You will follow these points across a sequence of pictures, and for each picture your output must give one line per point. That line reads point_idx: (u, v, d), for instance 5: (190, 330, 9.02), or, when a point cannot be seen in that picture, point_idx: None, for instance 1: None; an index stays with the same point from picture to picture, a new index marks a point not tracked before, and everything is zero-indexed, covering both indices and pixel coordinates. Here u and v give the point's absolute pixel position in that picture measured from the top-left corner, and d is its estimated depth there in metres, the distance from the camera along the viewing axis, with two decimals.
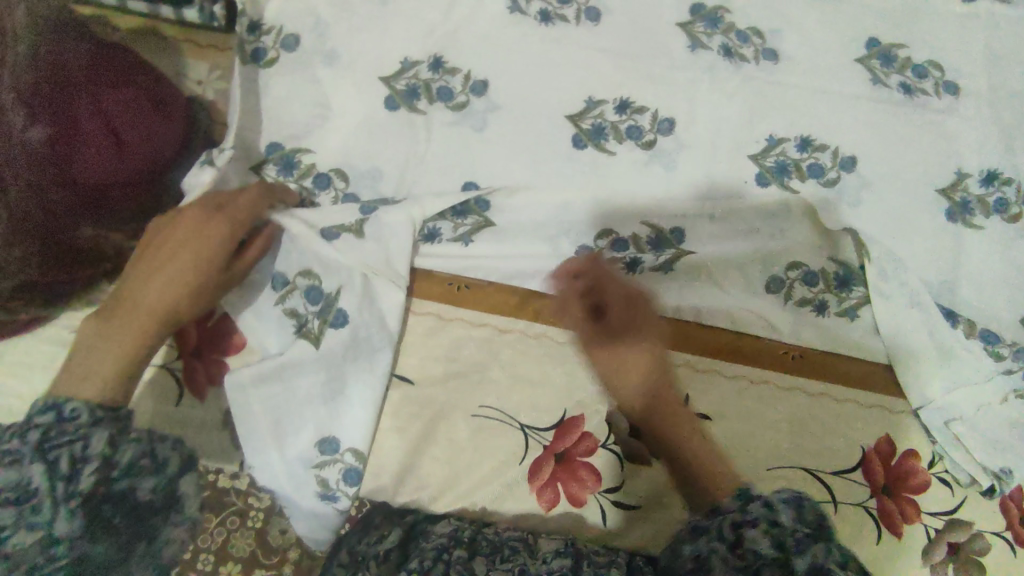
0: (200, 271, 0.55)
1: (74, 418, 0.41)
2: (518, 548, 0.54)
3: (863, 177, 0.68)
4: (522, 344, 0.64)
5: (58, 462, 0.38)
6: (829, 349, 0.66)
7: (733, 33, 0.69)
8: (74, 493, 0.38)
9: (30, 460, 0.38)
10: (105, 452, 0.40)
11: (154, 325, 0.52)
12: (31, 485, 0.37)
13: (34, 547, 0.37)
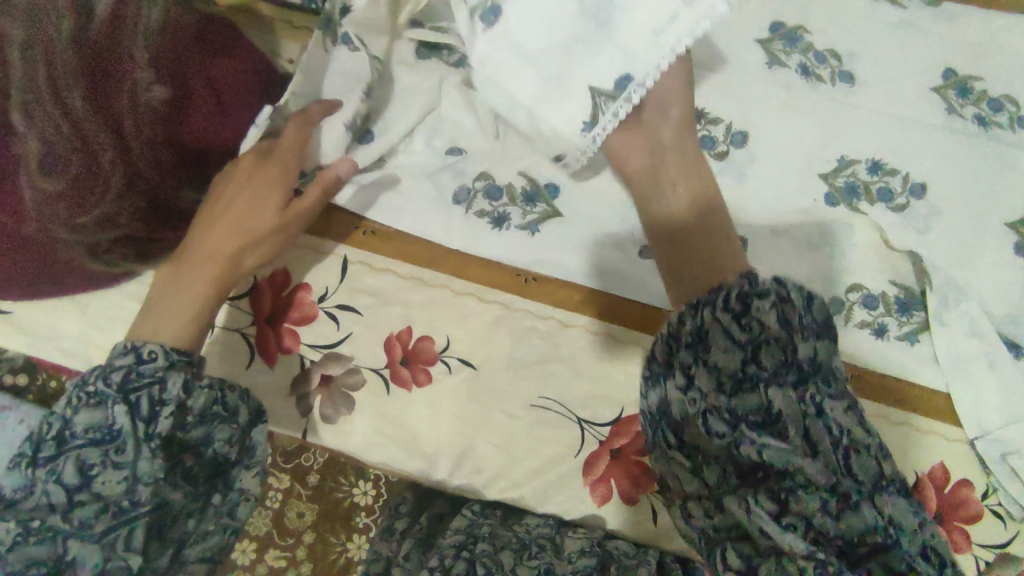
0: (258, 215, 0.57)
1: (153, 361, 0.50)
2: (545, 545, 0.57)
3: (933, 204, 0.68)
4: (585, 339, 0.63)
5: (143, 406, 0.49)
6: (891, 371, 0.65)
7: (811, 53, 0.70)
8: (154, 434, 0.49)
9: (112, 406, 0.48)
10: (178, 398, 0.50)
11: (223, 278, 0.57)
12: (118, 424, 0.48)
13: (121, 484, 0.47)
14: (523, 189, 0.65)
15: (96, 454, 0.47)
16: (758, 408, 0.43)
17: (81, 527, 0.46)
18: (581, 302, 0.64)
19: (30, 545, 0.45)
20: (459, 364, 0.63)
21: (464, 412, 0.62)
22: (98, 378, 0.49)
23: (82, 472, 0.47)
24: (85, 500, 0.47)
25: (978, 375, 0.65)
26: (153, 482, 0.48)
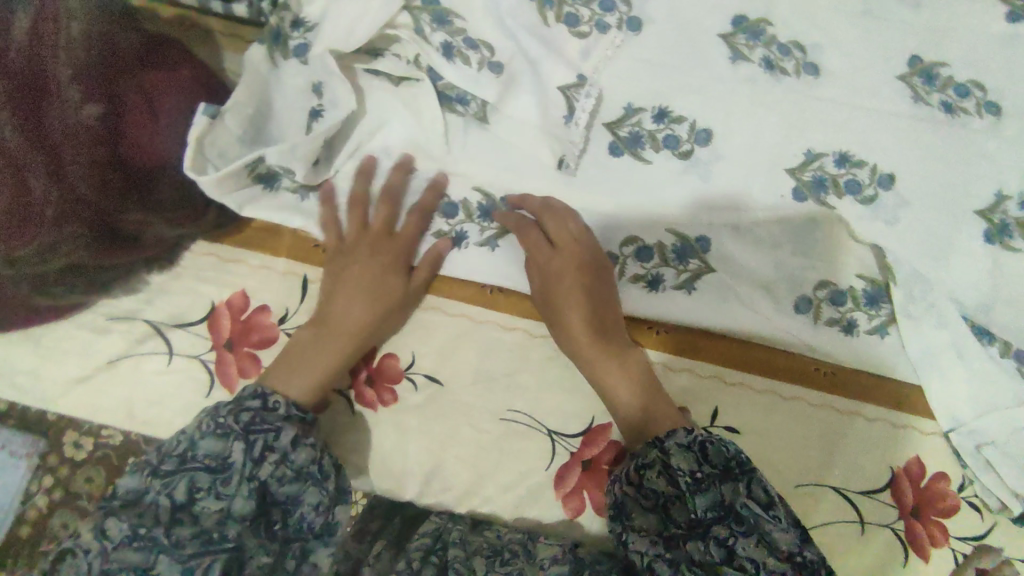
0: (385, 284, 0.61)
1: (274, 408, 0.54)
2: (517, 551, 0.56)
3: (901, 195, 0.67)
4: (553, 350, 0.63)
5: (256, 448, 0.52)
6: (860, 368, 0.65)
7: (775, 46, 0.69)
8: (256, 476, 0.51)
9: (229, 441, 0.51)
10: (286, 450, 0.53)
11: (349, 348, 0.60)
12: (231, 460, 0.51)
13: (214, 518, 0.49)
14: (477, 203, 0.65)
15: (208, 481, 0.50)
16: (715, 516, 0.49)
17: (175, 544, 0.46)
18: (542, 309, 0.64)
19: (129, 551, 0.46)
20: (426, 381, 0.63)
21: (436, 430, 0.62)
22: (227, 413, 0.52)
23: (190, 492, 0.49)
24: (182, 520, 0.48)
25: (948, 367, 0.63)
26: (242, 523, 0.49)
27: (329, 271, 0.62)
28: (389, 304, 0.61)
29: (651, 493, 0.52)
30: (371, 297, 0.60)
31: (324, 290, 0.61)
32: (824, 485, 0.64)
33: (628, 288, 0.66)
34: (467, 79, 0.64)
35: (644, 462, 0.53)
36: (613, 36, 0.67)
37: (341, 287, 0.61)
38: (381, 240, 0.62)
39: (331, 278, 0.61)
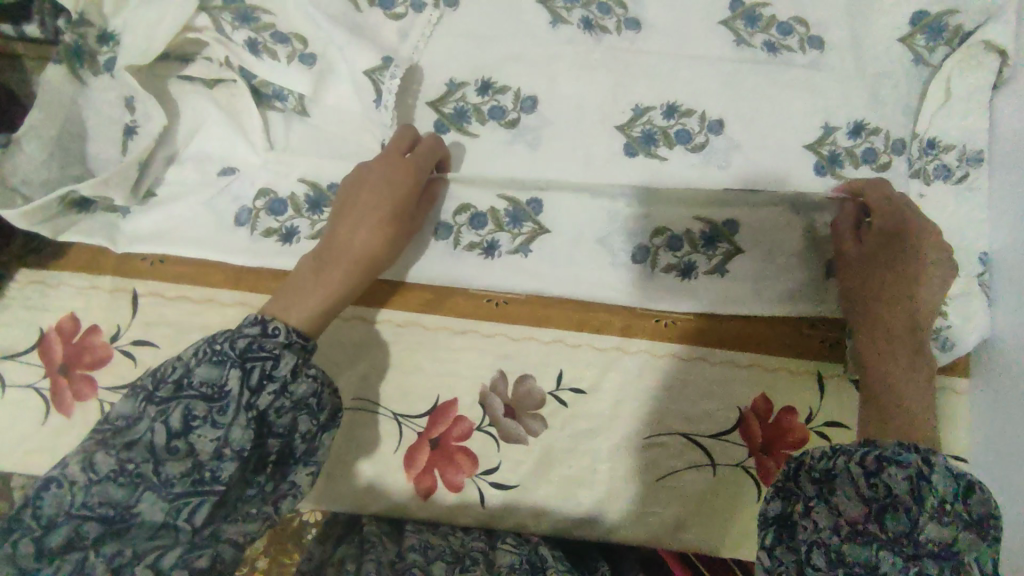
0: (391, 193, 0.58)
1: (274, 336, 0.48)
2: (478, 558, 0.54)
3: (732, 139, 0.67)
4: (395, 335, 0.64)
5: (253, 376, 0.46)
6: (702, 311, 0.65)
7: (593, 5, 0.68)
8: (255, 406, 0.45)
9: (228, 368, 0.45)
10: (285, 380, 0.47)
11: (360, 273, 0.56)
12: (228, 389, 0.45)
13: (208, 453, 0.43)
14: (305, 195, 0.65)
15: (203, 409, 0.44)
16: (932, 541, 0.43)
17: (164, 482, 0.42)
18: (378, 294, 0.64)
19: (111, 485, 0.42)
20: None
21: None
22: (222, 337, 0.46)
23: (185, 424, 0.43)
24: (172, 458, 0.43)
25: (786, 283, 0.65)
26: (238, 458, 0.44)
27: (338, 203, 0.59)
28: (387, 230, 0.57)
29: (869, 487, 0.46)
30: (379, 221, 0.57)
31: (334, 217, 0.58)
32: (678, 433, 0.64)
33: (463, 256, 0.65)
34: (276, 72, 0.63)
35: (888, 454, 0.46)
36: (429, 14, 0.67)
37: (375, 202, 0.57)
38: (395, 167, 0.58)
39: (348, 205, 0.57)
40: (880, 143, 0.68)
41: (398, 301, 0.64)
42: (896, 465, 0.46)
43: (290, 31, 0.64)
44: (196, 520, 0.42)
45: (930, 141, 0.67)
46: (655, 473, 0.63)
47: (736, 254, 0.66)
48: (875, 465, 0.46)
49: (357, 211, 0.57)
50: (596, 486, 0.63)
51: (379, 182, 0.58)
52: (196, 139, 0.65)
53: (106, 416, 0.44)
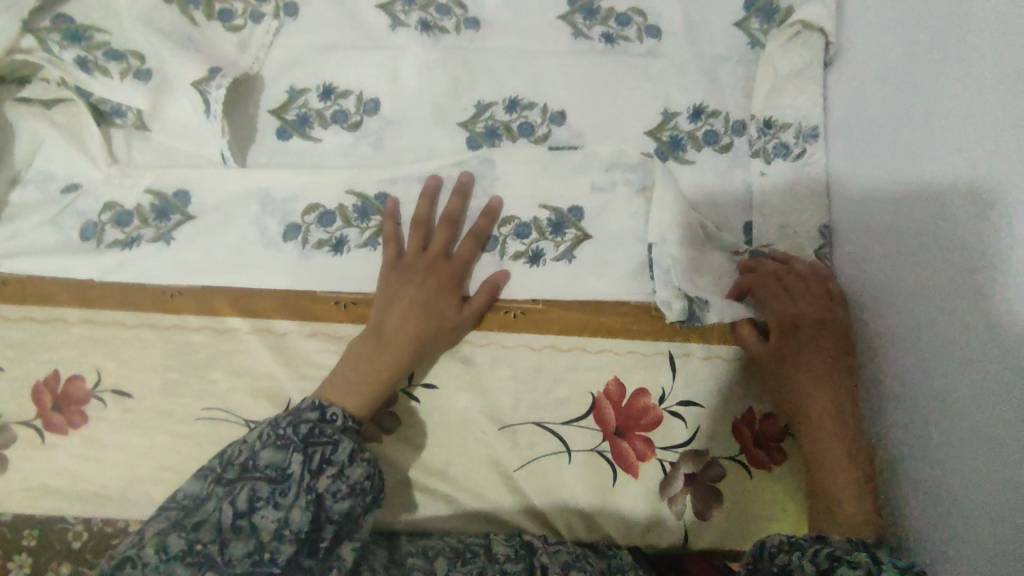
0: (426, 279, 0.62)
1: (333, 420, 0.51)
2: (476, 552, 0.56)
3: (572, 129, 0.69)
4: (243, 343, 0.63)
5: (314, 461, 0.48)
6: (551, 299, 0.66)
7: (432, 7, 0.70)
8: (314, 488, 0.47)
9: (288, 453, 0.47)
10: (343, 465, 0.49)
11: (393, 355, 0.58)
12: (291, 470, 0.47)
13: (271, 532, 0.45)
14: (150, 205, 0.65)
15: (267, 491, 0.46)
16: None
17: (228, 562, 0.43)
18: (222, 303, 0.64)
19: (179, 565, 0.42)
20: (115, 395, 0.62)
21: (126, 441, 0.62)
22: (289, 421, 0.49)
23: (252, 502, 0.45)
24: (235, 539, 0.44)
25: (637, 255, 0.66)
26: (297, 539, 0.45)
27: (381, 293, 0.61)
28: (433, 325, 0.61)
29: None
30: (420, 318, 0.60)
31: (379, 304, 0.61)
32: (530, 421, 0.64)
33: (311, 255, 0.65)
34: (111, 90, 0.64)
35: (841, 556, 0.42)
36: (267, 24, 0.69)
37: (398, 292, 0.61)
38: (438, 266, 0.63)
39: (382, 292, 0.61)
40: (720, 125, 0.69)
41: (244, 307, 0.64)
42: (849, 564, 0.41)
43: (126, 48, 0.65)
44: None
45: (767, 121, 0.68)
46: (507, 463, 0.63)
47: (585, 240, 0.66)
48: (827, 563, 0.42)
49: (398, 303, 0.61)
50: (446, 480, 0.63)
51: (423, 283, 0.61)
52: (38, 160, 0.66)
53: (178, 493, 0.46)
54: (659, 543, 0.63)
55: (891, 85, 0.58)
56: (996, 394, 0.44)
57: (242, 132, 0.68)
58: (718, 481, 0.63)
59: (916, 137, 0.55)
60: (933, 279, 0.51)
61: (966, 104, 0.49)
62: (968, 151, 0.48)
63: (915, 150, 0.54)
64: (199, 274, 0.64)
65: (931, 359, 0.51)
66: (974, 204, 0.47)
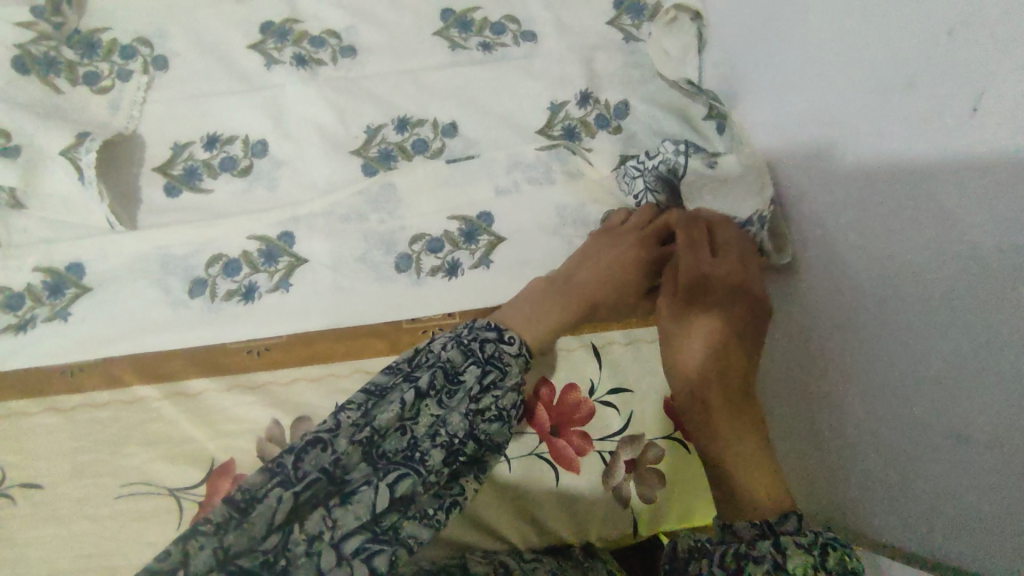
0: (617, 256, 0.62)
1: (511, 343, 0.54)
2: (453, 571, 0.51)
3: (464, 138, 0.70)
4: (156, 408, 0.61)
5: (488, 378, 0.50)
6: (467, 308, 0.65)
7: (305, 41, 0.71)
8: (478, 400, 0.49)
9: (468, 362, 0.50)
10: (505, 392, 0.50)
11: (574, 310, 0.60)
12: (465, 379, 0.49)
13: (429, 430, 0.47)
14: (43, 283, 0.63)
15: (440, 384, 0.48)
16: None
17: (380, 454, 0.45)
18: (128, 372, 0.62)
19: (349, 450, 0.44)
20: (25, 488, 0.59)
21: (44, 535, 0.58)
22: (470, 339, 0.52)
23: (416, 401, 0.47)
24: (392, 431, 0.46)
25: (548, 253, 0.66)
26: (448, 446, 0.46)
27: (585, 245, 0.64)
28: (617, 283, 0.61)
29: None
30: (611, 275, 0.61)
31: (580, 254, 0.63)
32: None
33: (221, 306, 0.64)
34: None
35: (694, 546, 0.44)
36: (137, 80, 0.69)
37: (597, 253, 0.63)
38: (631, 237, 0.63)
39: (585, 248, 0.63)
40: (608, 111, 0.70)
41: (151, 373, 0.62)
42: (754, 561, 0.40)
43: None
44: (399, 491, 0.43)
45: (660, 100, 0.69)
46: None
47: (500, 241, 0.66)
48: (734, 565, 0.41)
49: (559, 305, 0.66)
50: None
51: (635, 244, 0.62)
52: None
53: (371, 385, 0.49)
54: (611, 536, 0.62)
55: (767, 67, 0.56)
56: (955, 341, 0.37)
57: (125, 194, 0.66)
58: (659, 462, 0.63)
59: (804, 104, 0.51)
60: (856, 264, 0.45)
61: (841, 36, 0.45)
62: (865, 80, 0.43)
63: (812, 108, 0.49)
64: (98, 345, 0.62)
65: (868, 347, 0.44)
66: (932, 102, 0.38)
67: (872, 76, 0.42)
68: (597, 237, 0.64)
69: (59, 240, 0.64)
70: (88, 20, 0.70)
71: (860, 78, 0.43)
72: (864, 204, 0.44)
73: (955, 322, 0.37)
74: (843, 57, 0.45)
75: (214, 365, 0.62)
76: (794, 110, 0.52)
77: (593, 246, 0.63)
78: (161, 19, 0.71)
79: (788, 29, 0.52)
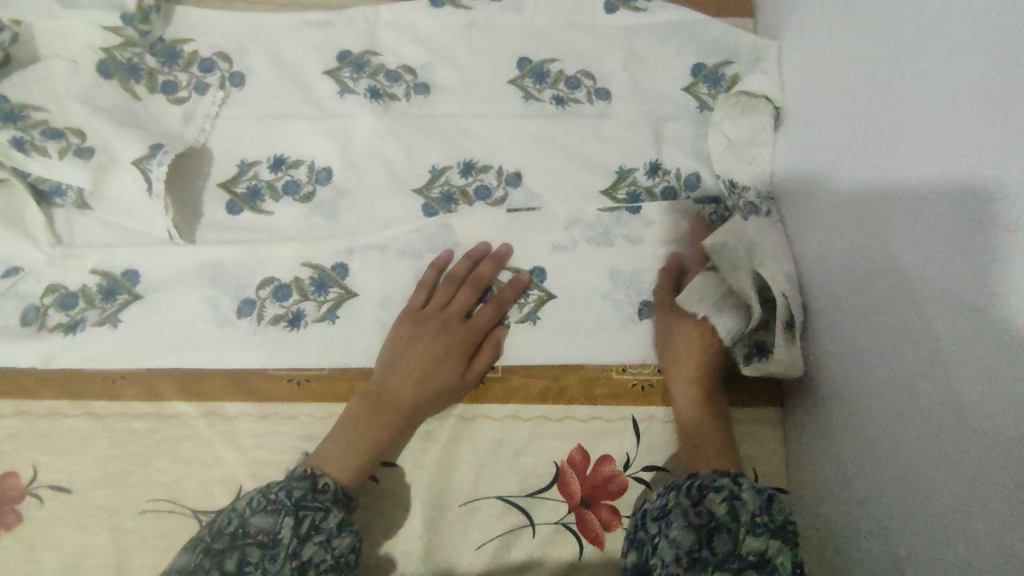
0: (431, 359, 0.61)
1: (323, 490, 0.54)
2: None
3: (527, 189, 0.69)
4: (191, 427, 0.61)
5: (303, 526, 0.51)
6: (514, 364, 0.64)
7: (381, 74, 0.72)
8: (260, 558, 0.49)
9: (276, 516, 0.52)
10: (311, 538, 0.51)
11: (392, 422, 0.59)
12: (250, 536, 0.51)
13: None
14: (97, 285, 0.63)
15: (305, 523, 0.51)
16: None
17: None
18: (168, 386, 0.62)
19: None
20: (52, 491, 0.59)
21: (67, 542, 0.58)
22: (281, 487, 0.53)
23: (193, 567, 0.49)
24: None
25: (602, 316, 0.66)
26: None
27: (394, 340, 0.62)
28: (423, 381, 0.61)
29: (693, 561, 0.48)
30: (422, 375, 0.61)
31: (392, 349, 0.62)
32: (491, 496, 0.61)
33: (267, 331, 0.63)
34: (51, 170, 0.64)
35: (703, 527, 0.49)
36: (213, 94, 0.70)
37: (396, 350, 0.62)
38: (452, 325, 0.63)
39: (412, 328, 0.63)
40: (677, 181, 0.69)
41: (191, 389, 0.62)
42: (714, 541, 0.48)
43: (65, 127, 0.65)
44: None
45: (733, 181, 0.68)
46: (471, 543, 0.60)
47: (551, 298, 0.66)
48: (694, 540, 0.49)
49: (602, 382, 0.64)
50: (409, 565, 0.60)
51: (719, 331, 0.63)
52: None
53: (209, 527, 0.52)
54: None
55: (839, 107, 0.57)
56: (969, 383, 0.39)
57: (188, 208, 0.67)
58: None
59: (859, 157, 0.52)
60: (890, 288, 0.47)
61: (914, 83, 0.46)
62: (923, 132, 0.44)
63: (876, 193, 0.49)
64: (142, 355, 0.62)
65: (897, 369, 0.46)
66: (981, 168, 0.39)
67: (926, 146, 0.44)
68: (404, 325, 0.63)
69: (118, 245, 0.65)
70: (172, 29, 0.72)
71: (917, 141, 0.45)
72: (892, 237, 0.47)
73: (970, 415, 0.39)
74: (916, 160, 0.45)
75: (254, 388, 0.62)
76: (854, 151, 0.53)
77: (435, 337, 0.62)
78: (243, 37, 0.72)
79: (868, 92, 0.52)
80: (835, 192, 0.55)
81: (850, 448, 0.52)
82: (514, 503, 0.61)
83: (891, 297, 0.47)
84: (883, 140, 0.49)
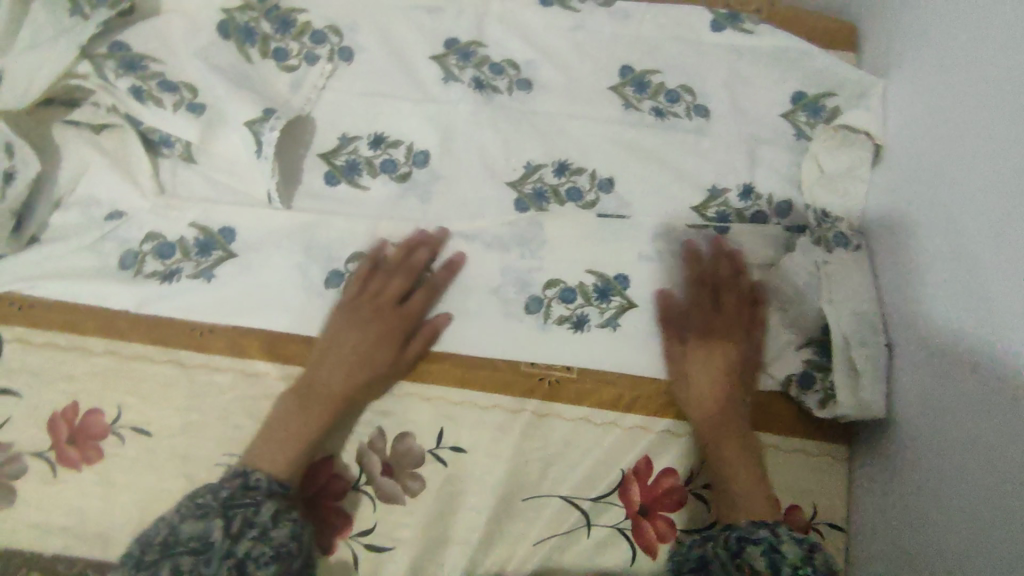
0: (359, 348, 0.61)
1: (255, 486, 0.54)
2: None
3: (618, 196, 0.70)
4: (271, 388, 0.62)
5: (234, 524, 0.51)
6: (589, 367, 0.65)
7: (486, 66, 0.73)
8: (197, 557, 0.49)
9: (186, 519, 0.51)
10: (271, 529, 0.51)
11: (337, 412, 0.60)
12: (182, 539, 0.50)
13: None
14: (194, 239, 0.65)
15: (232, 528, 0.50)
16: None
17: None
18: (254, 344, 0.63)
19: None
20: (133, 432, 0.61)
21: (145, 483, 0.59)
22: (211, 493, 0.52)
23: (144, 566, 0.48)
24: None
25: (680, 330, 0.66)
26: None
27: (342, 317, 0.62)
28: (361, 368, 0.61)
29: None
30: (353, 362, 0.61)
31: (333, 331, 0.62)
32: (553, 494, 0.62)
33: None
34: (163, 121, 0.66)
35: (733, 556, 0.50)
36: (322, 67, 0.71)
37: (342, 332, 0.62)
38: (383, 312, 0.63)
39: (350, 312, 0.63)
40: (769, 206, 0.69)
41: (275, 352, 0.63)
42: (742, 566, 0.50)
43: (179, 81, 0.67)
44: None
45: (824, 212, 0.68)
46: (530, 537, 0.61)
47: (632, 306, 0.66)
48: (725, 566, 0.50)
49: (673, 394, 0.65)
50: (468, 550, 0.60)
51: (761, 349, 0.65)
52: (82, 185, 0.66)
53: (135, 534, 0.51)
54: None
55: (936, 134, 0.58)
56: None
57: (288, 174, 0.68)
58: None
59: (955, 184, 0.53)
60: (973, 317, 0.49)
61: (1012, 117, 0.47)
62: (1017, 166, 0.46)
63: (968, 222, 0.51)
64: (232, 312, 0.63)
65: (973, 396, 0.48)
66: None
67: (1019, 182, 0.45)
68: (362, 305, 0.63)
69: (218, 202, 0.66)
70: None
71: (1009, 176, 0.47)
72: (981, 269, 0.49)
73: None
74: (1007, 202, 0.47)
75: None
76: (950, 177, 0.54)
77: (357, 325, 0.62)
78: (355, 12, 0.73)
79: (969, 120, 0.53)
80: (927, 218, 0.57)
81: (916, 468, 0.54)
82: (575, 502, 0.62)
83: (971, 326, 0.49)
84: (980, 168, 0.50)
